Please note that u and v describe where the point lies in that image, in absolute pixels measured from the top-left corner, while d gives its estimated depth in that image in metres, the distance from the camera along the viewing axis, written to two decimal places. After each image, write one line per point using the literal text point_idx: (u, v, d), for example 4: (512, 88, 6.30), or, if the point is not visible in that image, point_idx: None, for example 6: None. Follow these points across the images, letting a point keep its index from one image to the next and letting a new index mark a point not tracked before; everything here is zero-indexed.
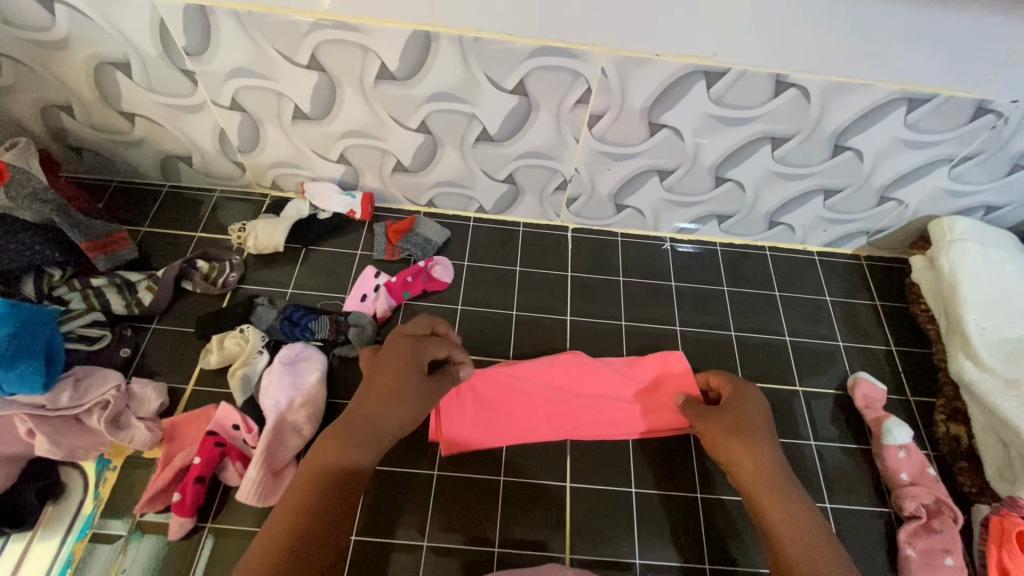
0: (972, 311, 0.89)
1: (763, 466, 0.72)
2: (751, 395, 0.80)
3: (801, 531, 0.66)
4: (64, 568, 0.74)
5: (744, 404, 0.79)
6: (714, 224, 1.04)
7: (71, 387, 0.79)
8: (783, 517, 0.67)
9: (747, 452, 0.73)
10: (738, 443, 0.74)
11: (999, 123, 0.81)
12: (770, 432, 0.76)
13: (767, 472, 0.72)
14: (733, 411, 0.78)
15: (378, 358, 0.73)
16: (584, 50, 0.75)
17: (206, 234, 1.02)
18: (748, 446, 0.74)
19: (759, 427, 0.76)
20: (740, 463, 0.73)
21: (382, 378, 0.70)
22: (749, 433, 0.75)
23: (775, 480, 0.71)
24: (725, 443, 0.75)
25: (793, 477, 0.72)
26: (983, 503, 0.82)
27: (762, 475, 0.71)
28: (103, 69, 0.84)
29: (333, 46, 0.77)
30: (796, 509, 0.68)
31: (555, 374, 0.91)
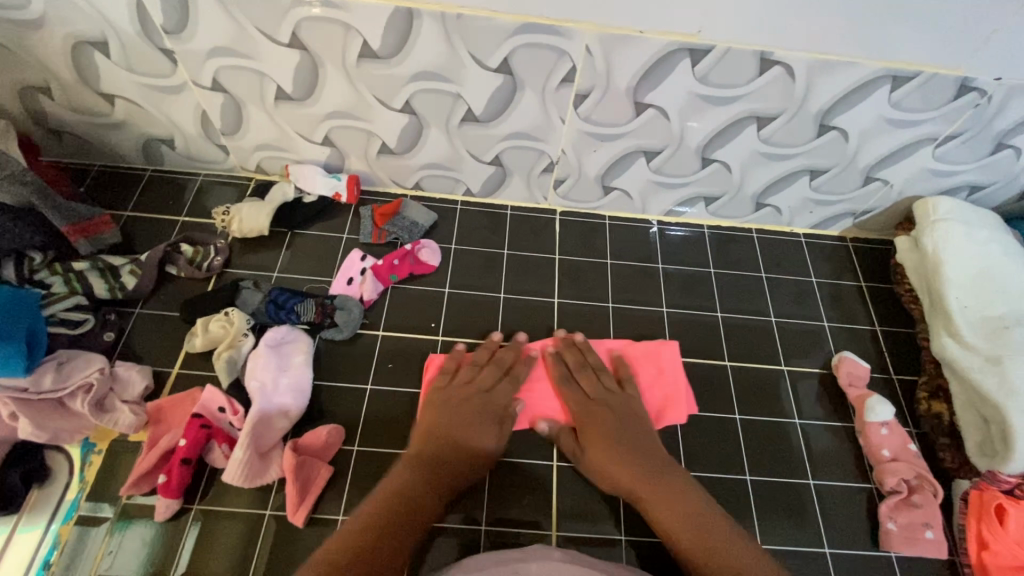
0: (954, 290, 0.90)
1: (627, 464, 0.77)
2: (632, 401, 0.86)
3: (689, 520, 0.71)
4: (49, 551, 0.74)
5: (612, 410, 0.84)
6: (702, 206, 1.04)
7: (54, 370, 0.78)
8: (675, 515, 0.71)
9: (607, 449, 0.79)
10: (609, 453, 0.79)
11: (982, 102, 0.82)
12: (609, 420, 0.82)
13: (627, 462, 0.78)
14: (595, 418, 0.83)
15: (447, 398, 0.83)
16: (567, 27, 0.75)
17: (190, 218, 1.01)
18: (614, 449, 0.79)
19: (605, 419, 0.82)
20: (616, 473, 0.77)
21: (457, 421, 0.81)
22: (609, 437, 0.80)
23: (644, 472, 0.76)
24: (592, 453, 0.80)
25: (668, 463, 0.78)
26: (964, 477, 0.84)
27: (631, 470, 0.77)
28: (81, 49, 0.83)
29: (314, 24, 0.76)
30: (676, 500, 0.73)
31: (553, 364, 0.90)
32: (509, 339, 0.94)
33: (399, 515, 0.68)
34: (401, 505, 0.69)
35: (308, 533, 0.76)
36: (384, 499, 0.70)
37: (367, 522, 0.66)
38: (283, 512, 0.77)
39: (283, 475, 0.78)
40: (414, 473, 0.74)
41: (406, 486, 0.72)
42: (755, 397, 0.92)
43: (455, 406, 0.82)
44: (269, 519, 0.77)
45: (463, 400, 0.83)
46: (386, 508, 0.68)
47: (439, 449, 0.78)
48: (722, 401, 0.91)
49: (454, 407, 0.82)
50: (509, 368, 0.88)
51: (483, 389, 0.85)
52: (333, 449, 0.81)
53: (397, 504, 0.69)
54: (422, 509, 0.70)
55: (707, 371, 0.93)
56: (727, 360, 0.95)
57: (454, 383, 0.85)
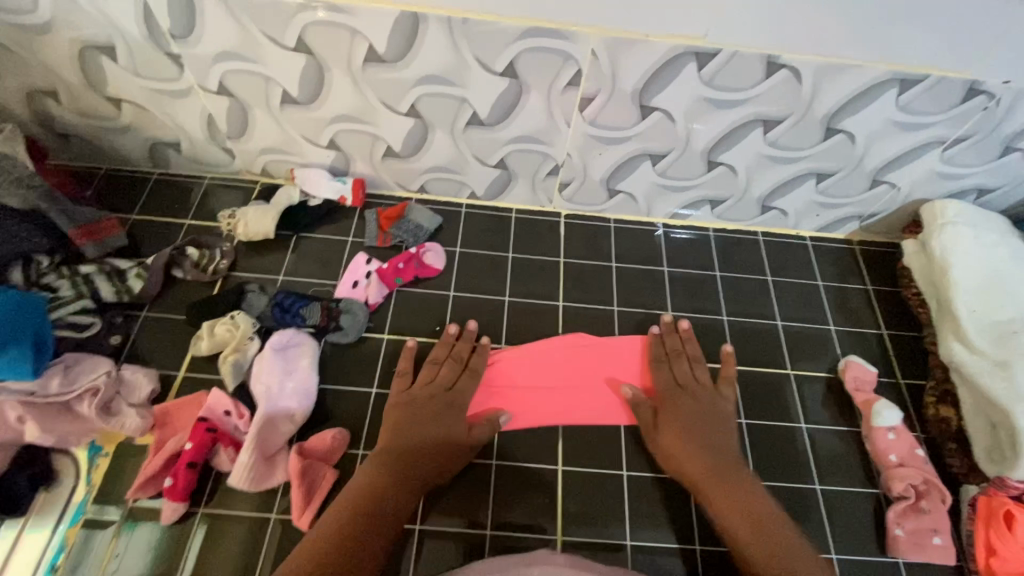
0: (962, 294, 0.89)
1: (709, 461, 0.79)
2: (723, 398, 0.86)
3: (756, 521, 0.73)
4: (56, 554, 0.75)
5: (694, 399, 0.85)
6: (707, 209, 1.04)
7: (61, 373, 0.79)
8: (740, 508, 0.75)
9: (687, 445, 0.80)
10: (678, 438, 0.81)
11: (991, 105, 0.81)
12: (715, 420, 0.83)
13: (722, 459, 0.79)
14: (684, 405, 0.84)
15: (408, 398, 0.83)
16: (574, 31, 0.75)
17: (196, 221, 1.01)
18: (688, 438, 0.81)
19: (717, 419, 0.83)
20: (682, 458, 0.80)
21: (418, 419, 0.81)
22: (690, 428, 0.82)
23: (718, 470, 0.78)
24: (659, 436, 0.82)
25: (743, 465, 0.80)
26: (972, 483, 0.83)
27: (713, 467, 0.78)
28: (88, 54, 0.83)
29: (320, 28, 0.76)
30: (749, 502, 0.75)
31: (563, 362, 0.92)
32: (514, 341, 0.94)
33: (360, 522, 0.69)
34: (364, 508, 0.71)
35: None
36: (346, 502, 0.71)
37: (328, 535, 0.67)
38: (288, 515, 0.77)
39: (288, 479, 0.78)
40: (376, 475, 0.74)
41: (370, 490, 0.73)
42: (762, 401, 0.91)
43: (417, 405, 0.82)
44: (274, 523, 0.77)
45: (423, 398, 0.83)
46: (349, 512, 0.70)
47: (403, 447, 0.78)
48: None
49: (414, 404, 0.82)
50: (466, 363, 0.88)
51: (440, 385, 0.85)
52: (337, 453, 0.81)
53: (360, 508, 0.71)
54: (389, 512, 0.71)
55: (712, 375, 0.93)
56: (733, 364, 0.95)
57: (415, 381, 0.85)
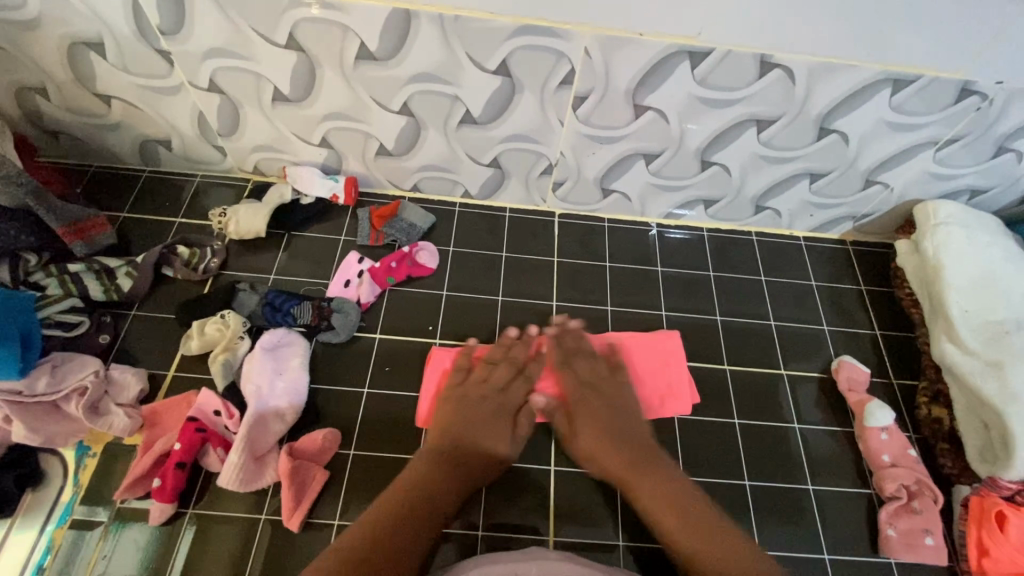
0: (955, 294, 0.89)
1: (626, 455, 0.78)
2: (625, 390, 0.86)
3: (678, 509, 0.72)
4: (43, 555, 0.74)
5: (603, 396, 0.84)
6: (701, 209, 1.04)
7: (48, 372, 0.78)
8: (658, 502, 0.74)
9: (599, 442, 0.80)
10: (591, 437, 0.81)
11: (984, 105, 0.81)
12: (615, 413, 0.82)
13: (637, 455, 0.78)
14: (583, 401, 0.84)
15: (458, 396, 0.84)
16: (566, 29, 0.74)
17: (187, 219, 1.00)
18: (602, 434, 0.80)
19: (613, 412, 0.83)
20: (598, 455, 0.79)
21: (468, 419, 0.81)
22: (598, 425, 0.81)
23: (638, 462, 0.77)
24: (573, 437, 0.82)
25: (657, 451, 0.79)
26: (964, 483, 0.83)
27: (633, 460, 0.78)
28: (77, 50, 0.82)
29: (311, 25, 0.76)
30: (671, 492, 0.74)
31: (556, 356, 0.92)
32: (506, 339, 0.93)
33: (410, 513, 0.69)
34: (418, 502, 0.71)
35: (303, 538, 0.76)
36: (405, 492, 0.71)
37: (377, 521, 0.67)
38: (278, 516, 0.77)
39: (279, 479, 0.78)
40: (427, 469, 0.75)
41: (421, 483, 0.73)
42: (755, 402, 0.91)
43: (472, 404, 0.83)
44: (264, 524, 0.76)
45: (478, 398, 0.83)
46: (406, 501, 0.70)
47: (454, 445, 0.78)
48: (720, 405, 0.90)
49: (467, 403, 0.83)
50: (522, 366, 0.87)
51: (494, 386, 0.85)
52: (328, 453, 0.80)
53: (412, 500, 0.71)
54: (435, 508, 0.72)
55: (705, 375, 0.93)
56: (726, 364, 0.94)
57: (466, 380, 0.85)
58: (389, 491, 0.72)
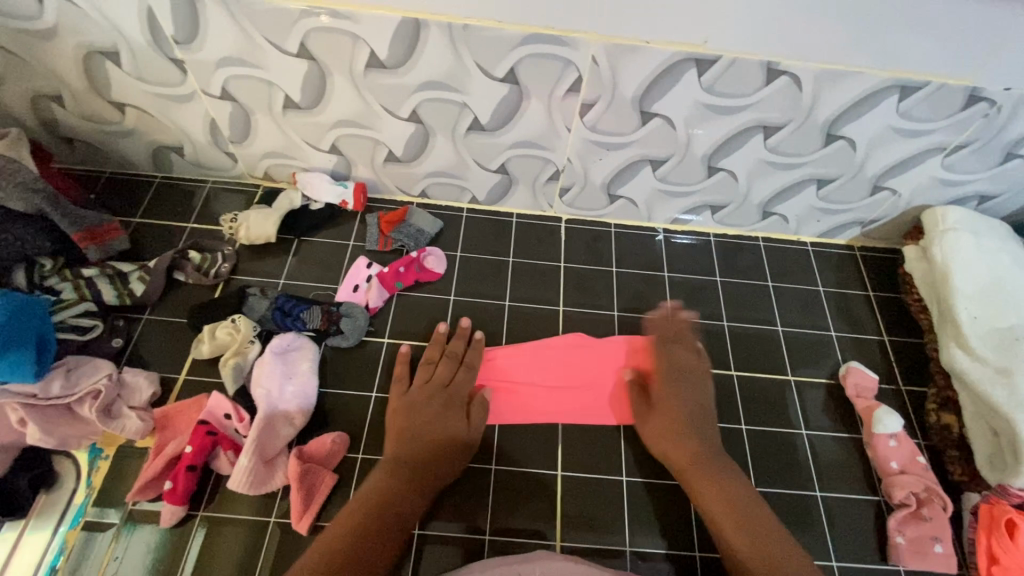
0: (963, 300, 0.89)
1: (694, 452, 0.80)
2: (687, 384, 0.87)
3: (736, 509, 0.74)
4: (56, 555, 0.75)
5: (689, 390, 0.86)
6: (708, 214, 1.04)
7: (63, 376, 0.79)
8: (721, 500, 0.75)
9: (671, 435, 0.82)
10: (669, 428, 0.82)
11: (992, 111, 0.81)
12: (694, 412, 0.84)
13: (703, 452, 0.80)
14: (669, 396, 0.85)
15: (407, 401, 0.83)
16: (574, 37, 0.75)
17: (198, 225, 1.01)
18: (675, 426, 0.82)
19: (691, 410, 0.84)
20: (669, 447, 0.81)
21: (416, 422, 0.81)
22: (683, 422, 0.82)
23: (705, 460, 0.79)
24: (650, 426, 0.83)
25: (723, 454, 0.81)
26: (974, 490, 0.83)
27: (697, 457, 0.79)
28: (92, 59, 0.84)
29: (323, 34, 0.77)
30: (731, 490, 0.76)
31: (569, 357, 0.93)
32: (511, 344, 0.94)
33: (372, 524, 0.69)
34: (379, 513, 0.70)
35: (312, 541, 0.76)
36: (364, 506, 0.70)
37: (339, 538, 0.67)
38: (287, 519, 0.77)
39: (288, 482, 0.79)
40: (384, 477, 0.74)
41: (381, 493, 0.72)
42: (763, 408, 0.91)
43: (421, 407, 0.82)
44: (273, 526, 0.77)
45: (426, 401, 0.83)
46: (367, 515, 0.69)
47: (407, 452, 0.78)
48: (727, 411, 0.90)
49: (415, 407, 0.82)
50: (463, 359, 0.89)
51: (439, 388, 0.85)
52: (337, 456, 0.81)
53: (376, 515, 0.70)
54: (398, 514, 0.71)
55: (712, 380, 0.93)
56: (733, 370, 0.94)
57: (413, 383, 0.85)
58: (348, 505, 0.71)
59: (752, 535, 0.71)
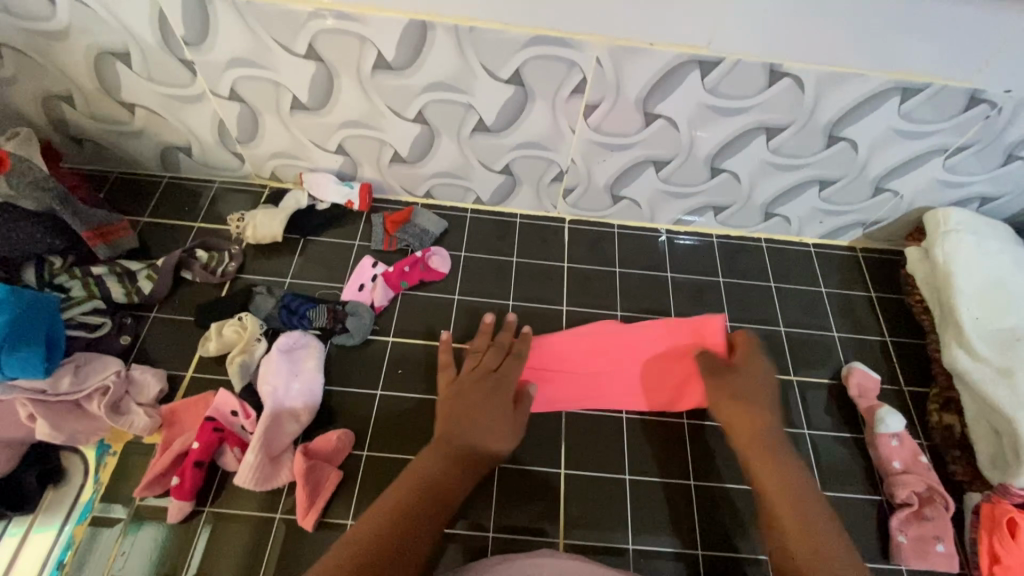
0: (965, 301, 0.89)
1: (763, 435, 0.77)
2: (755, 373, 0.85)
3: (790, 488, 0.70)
4: (64, 550, 0.76)
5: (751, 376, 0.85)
6: (711, 215, 1.05)
7: (71, 372, 0.79)
8: (785, 482, 0.71)
9: (742, 413, 0.80)
10: (739, 408, 0.81)
11: (993, 113, 0.82)
12: (770, 401, 0.82)
13: (764, 435, 0.77)
14: (747, 382, 0.84)
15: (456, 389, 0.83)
16: (578, 40, 0.76)
17: (206, 224, 1.02)
18: (746, 408, 0.80)
19: (761, 394, 0.83)
20: (742, 426, 0.79)
21: (465, 408, 0.80)
22: (762, 413, 0.80)
23: (773, 445, 0.76)
24: (727, 408, 0.82)
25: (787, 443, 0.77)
26: (976, 490, 0.83)
27: (761, 439, 0.77)
28: (103, 59, 0.85)
29: (330, 35, 0.78)
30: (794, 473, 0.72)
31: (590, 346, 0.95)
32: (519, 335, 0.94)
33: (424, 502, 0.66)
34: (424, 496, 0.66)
35: (317, 537, 0.77)
36: (418, 485, 0.67)
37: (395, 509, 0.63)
38: (292, 515, 0.78)
39: (293, 479, 0.79)
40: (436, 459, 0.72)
41: (432, 472, 0.70)
42: None
43: (472, 395, 0.82)
44: (279, 522, 0.78)
45: (475, 391, 0.82)
46: (417, 493, 0.66)
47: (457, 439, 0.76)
48: None
49: (464, 394, 0.82)
50: (510, 349, 0.89)
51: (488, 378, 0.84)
52: (342, 453, 0.82)
53: (422, 493, 0.66)
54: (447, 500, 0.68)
55: None
56: None
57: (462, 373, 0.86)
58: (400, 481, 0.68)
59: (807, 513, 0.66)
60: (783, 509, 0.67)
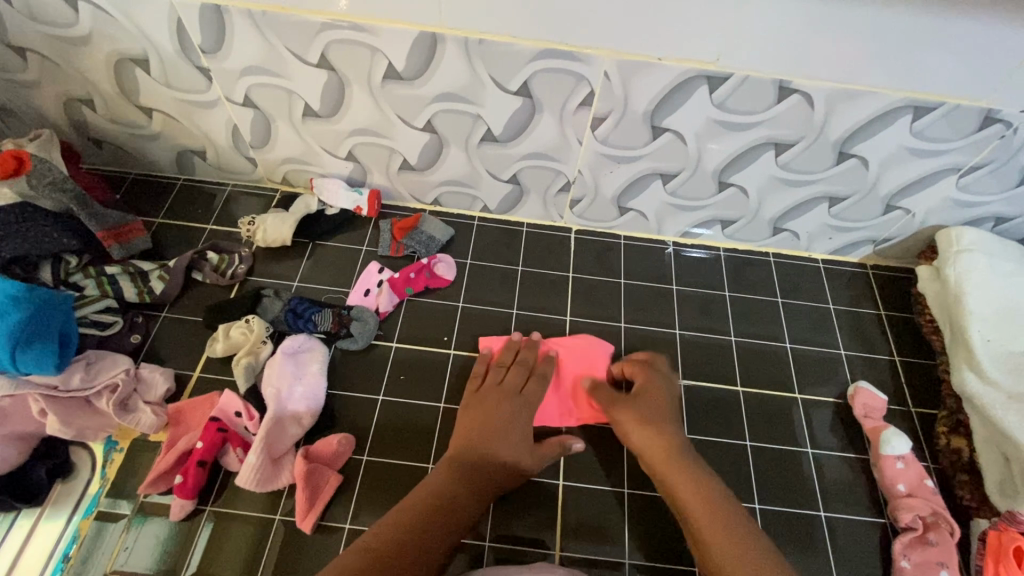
0: (977, 322, 0.88)
1: (666, 448, 0.77)
2: (652, 388, 0.85)
3: (699, 489, 0.72)
4: (69, 543, 0.78)
5: (653, 394, 0.84)
6: (718, 228, 1.04)
7: (83, 369, 0.81)
8: (697, 488, 0.73)
9: (652, 437, 0.79)
10: (646, 433, 0.79)
11: (1008, 133, 0.81)
12: (671, 415, 0.82)
13: (671, 450, 0.77)
14: (645, 401, 0.83)
15: (474, 402, 0.85)
16: (587, 53, 0.76)
17: (217, 226, 1.04)
18: (648, 428, 0.80)
19: (663, 411, 0.82)
20: (647, 446, 0.78)
21: (490, 424, 0.81)
22: (637, 405, 0.83)
23: (675, 453, 0.77)
24: (634, 434, 0.80)
25: (689, 446, 0.78)
26: (983, 517, 0.81)
27: (669, 454, 0.77)
28: (123, 65, 0.88)
29: (342, 45, 0.79)
30: (698, 477, 0.74)
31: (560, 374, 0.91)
32: None
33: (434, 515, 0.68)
34: (442, 500, 0.70)
35: (315, 539, 0.78)
36: (423, 502, 0.69)
37: (399, 522, 0.66)
38: (292, 517, 0.79)
39: (293, 482, 0.80)
40: (446, 477, 0.74)
41: (440, 488, 0.72)
42: (769, 423, 0.91)
43: (478, 413, 0.83)
44: (278, 524, 0.78)
45: (487, 405, 0.84)
46: (419, 512, 0.68)
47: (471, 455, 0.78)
48: (732, 427, 0.90)
49: (483, 409, 0.83)
50: (534, 367, 0.89)
51: (504, 397, 0.85)
52: (343, 457, 0.83)
53: (438, 498, 0.70)
54: (457, 513, 0.70)
55: (717, 396, 0.93)
56: (738, 386, 0.94)
57: (481, 395, 0.85)
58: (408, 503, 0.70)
59: (721, 514, 0.69)
60: (700, 517, 0.70)
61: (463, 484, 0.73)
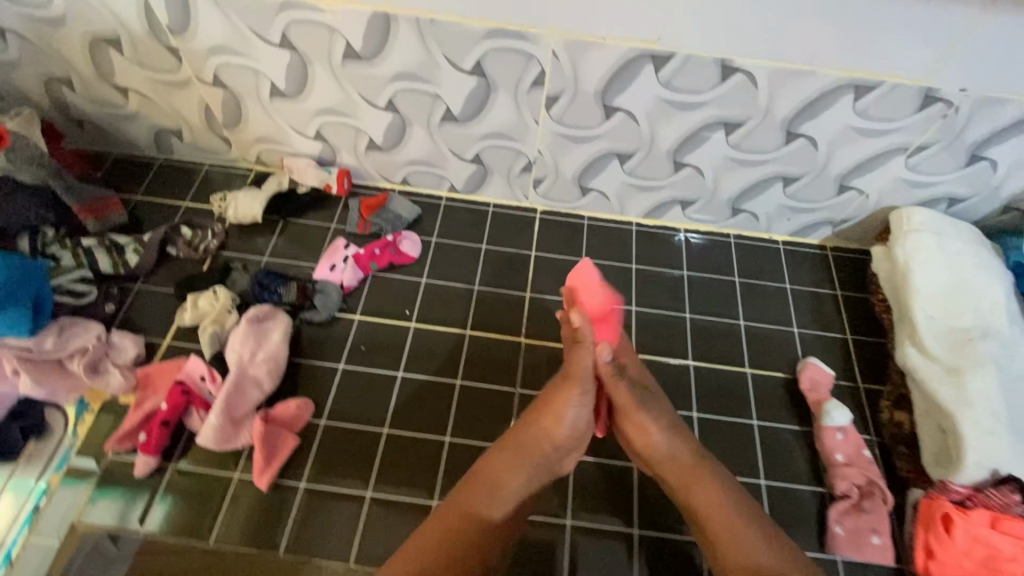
0: (921, 299, 0.90)
1: (688, 464, 0.75)
2: (657, 401, 0.79)
3: (715, 504, 0.71)
4: (41, 495, 0.82)
5: (658, 401, 0.79)
6: (679, 209, 1.07)
7: (55, 333, 0.86)
8: (708, 493, 0.72)
9: (672, 453, 0.75)
10: (666, 450, 0.75)
11: (950, 113, 0.83)
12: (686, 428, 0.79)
13: (692, 466, 0.75)
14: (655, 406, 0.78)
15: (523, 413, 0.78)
16: (534, 33, 0.80)
17: (193, 203, 1.08)
18: (660, 438, 0.76)
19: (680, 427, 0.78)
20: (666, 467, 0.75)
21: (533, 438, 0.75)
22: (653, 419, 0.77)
23: (694, 469, 0.74)
24: (648, 450, 0.76)
25: (711, 458, 0.76)
26: (919, 487, 0.82)
27: (692, 472, 0.74)
28: (98, 45, 0.92)
29: (303, 26, 0.83)
30: (715, 488, 0.72)
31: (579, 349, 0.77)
32: (483, 317, 0.99)
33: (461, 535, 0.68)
34: (471, 518, 0.69)
35: (271, 497, 0.81)
36: (448, 520, 0.69)
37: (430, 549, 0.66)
38: (249, 475, 0.83)
39: (252, 443, 0.84)
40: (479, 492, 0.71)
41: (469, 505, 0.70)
42: (719, 397, 0.93)
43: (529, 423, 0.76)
44: (236, 482, 0.82)
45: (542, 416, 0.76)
46: (444, 532, 0.68)
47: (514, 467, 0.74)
48: (681, 399, 0.93)
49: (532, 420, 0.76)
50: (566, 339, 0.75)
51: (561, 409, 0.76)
52: (301, 421, 0.87)
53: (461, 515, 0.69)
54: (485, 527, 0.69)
55: (668, 370, 0.95)
56: (690, 360, 0.97)
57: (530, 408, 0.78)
58: (435, 519, 0.69)
59: (738, 529, 0.69)
60: (715, 529, 0.70)
61: (501, 497, 0.71)
